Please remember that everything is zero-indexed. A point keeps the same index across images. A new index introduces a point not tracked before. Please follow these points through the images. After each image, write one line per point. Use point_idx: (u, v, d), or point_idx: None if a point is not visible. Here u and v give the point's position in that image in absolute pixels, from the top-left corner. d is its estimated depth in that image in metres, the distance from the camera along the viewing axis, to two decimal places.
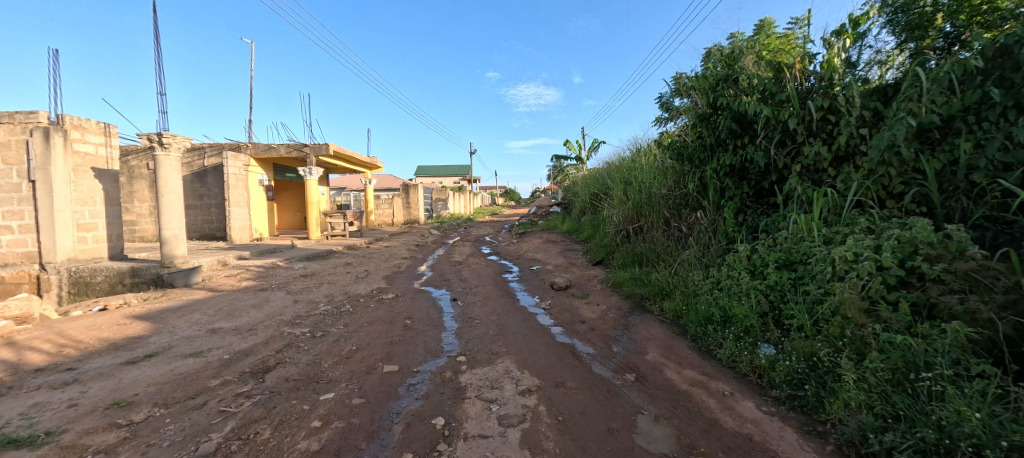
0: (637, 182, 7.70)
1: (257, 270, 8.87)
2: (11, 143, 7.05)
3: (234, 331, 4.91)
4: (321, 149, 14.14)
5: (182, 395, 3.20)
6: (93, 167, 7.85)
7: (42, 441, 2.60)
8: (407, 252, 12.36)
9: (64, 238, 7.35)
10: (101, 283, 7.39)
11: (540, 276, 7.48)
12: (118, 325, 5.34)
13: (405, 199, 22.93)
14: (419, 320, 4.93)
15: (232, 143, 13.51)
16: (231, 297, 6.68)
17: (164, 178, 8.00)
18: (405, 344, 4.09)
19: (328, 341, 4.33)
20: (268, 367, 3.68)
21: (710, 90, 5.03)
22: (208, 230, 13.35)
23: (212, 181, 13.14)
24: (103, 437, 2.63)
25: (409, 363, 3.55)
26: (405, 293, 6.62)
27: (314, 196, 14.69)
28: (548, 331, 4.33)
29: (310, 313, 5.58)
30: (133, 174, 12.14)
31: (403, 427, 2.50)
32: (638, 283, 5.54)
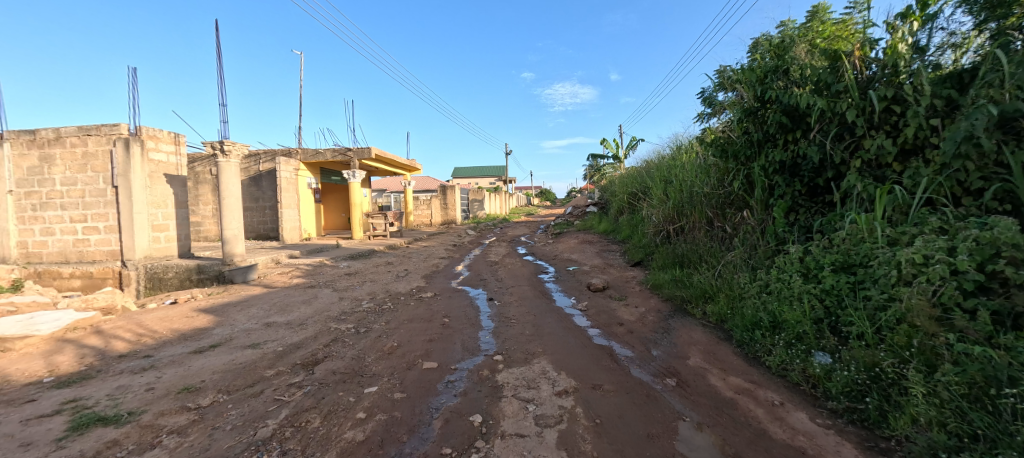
0: (678, 180, 7.45)
1: (306, 268, 9.39)
2: (99, 153, 7.90)
3: (286, 325, 5.23)
4: (364, 152, 14.75)
5: (242, 383, 3.46)
6: (165, 173, 8.62)
7: (126, 420, 2.90)
8: (445, 252, 12.65)
9: (142, 238, 8.12)
10: (172, 279, 8.10)
11: (576, 277, 7.41)
12: (186, 317, 5.84)
13: (443, 200, 23.46)
14: (456, 319, 5.04)
15: (284, 149, 14.38)
16: (283, 293, 7.12)
17: (225, 183, 8.64)
18: (444, 341, 4.19)
19: (371, 337, 4.51)
20: (317, 360, 3.89)
21: (757, 83, 4.78)
22: (263, 230, 14.28)
23: (266, 185, 14.06)
24: (176, 419, 2.90)
25: (447, 361, 3.64)
26: (442, 292, 6.78)
27: (358, 197, 15.35)
28: (585, 333, 4.28)
29: (354, 309, 5.84)
30: (199, 179, 13.24)
31: (442, 422, 2.57)
32: (679, 286, 5.36)
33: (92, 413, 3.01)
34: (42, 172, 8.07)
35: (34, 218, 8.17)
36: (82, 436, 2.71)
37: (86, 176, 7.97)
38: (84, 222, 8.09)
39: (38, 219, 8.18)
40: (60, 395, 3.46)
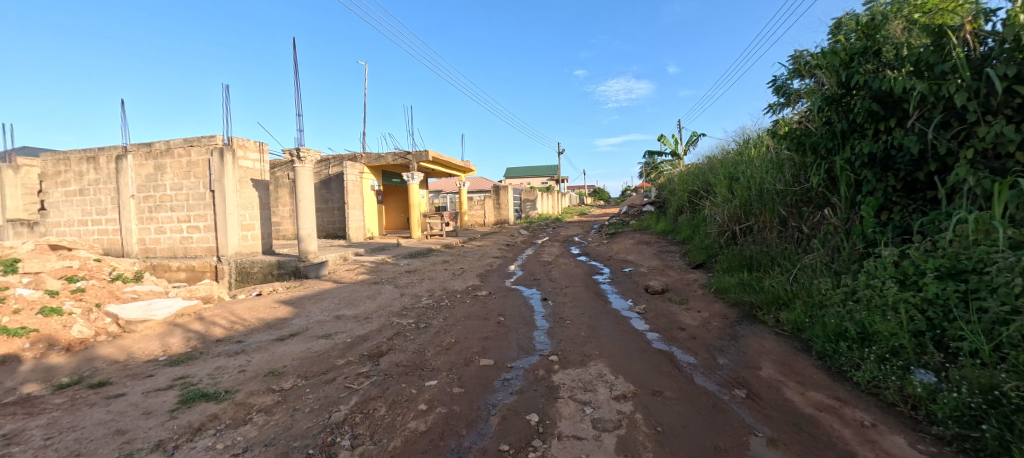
0: (746, 177, 6.96)
1: (370, 266, 9.98)
2: (199, 162, 8.97)
3: (354, 318, 5.61)
4: (422, 155, 15.39)
5: (317, 370, 3.76)
6: (252, 178, 9.58)
7: (223, 397, 3.27)
8: (499, 251, 12.83)
9: (233, 237, 9.09)
10: (257, 273, 8.99)
11: (633, 278, 7.18)
12: (270, 308, 6.47)
13: (496, 200, 23.82)
14: (511, 317, 5.10)
15: (350, 154, 15.40)
16: (351, 288, 7.64)
17: (301, 186, 9.44)
18: (499, 339, 4.26)
19: (430, 332, 4.70)
20: (382, 352, 4.13)
21: (841, 68, 4.33)
22: (332, 230, 15.38)
23: (335, 187, 15.15)
24: (263, 399, 3.22)
25: (503, 358, 3.69)
26: (497, 291, 6.89)
27: (416, 198, 16.04)
28: (644, 337, 4.14)
29: (414, 305, 6.12)
30: (279, 183, 14.57)
31: (499, 419, 2.61)
32: (748, 290, 5.00)
33: (196, 390, 3.44)
34: (156, 179, 9.32)
35: (150, 219, 9.44)
36: (190, 409, 3.10)
37: (189, 182, 9.09)
38: (188, 223, 9.23)
39: (153, 220, 9.44)
40: (171, 372, 3.98)
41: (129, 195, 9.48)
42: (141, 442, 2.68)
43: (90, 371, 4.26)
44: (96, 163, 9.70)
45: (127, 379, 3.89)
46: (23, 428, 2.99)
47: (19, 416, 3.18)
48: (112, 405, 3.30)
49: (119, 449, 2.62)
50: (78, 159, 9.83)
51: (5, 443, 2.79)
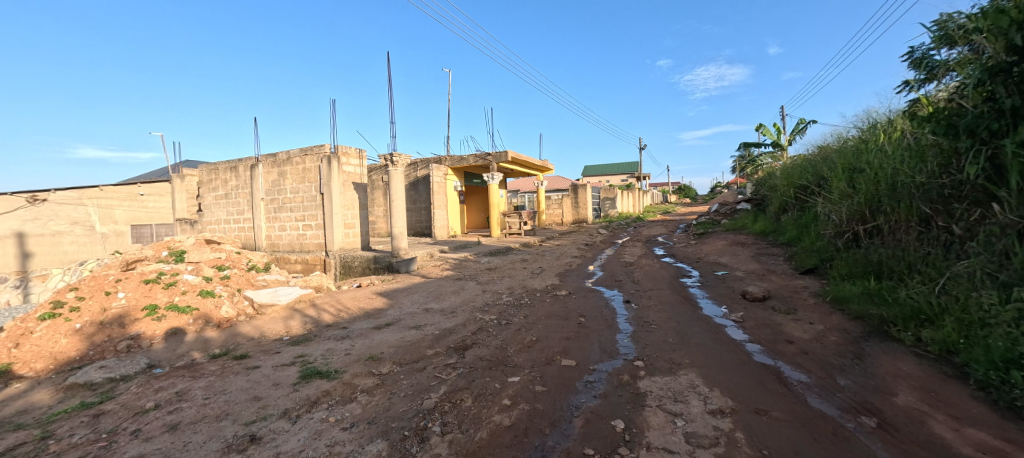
0: (873, 168, 5.99)
1: (454, 262, 10.49)
2: (312, 168, 10.20)
3: (440, 311, 5.95)
4: (502, 156, 15.77)
5: (409, 358, 4.05)
6: (353, 182, 10.64)
7: (333, 376, 3.68)
8: (577, 251, 12.64)
9: (339, 234, 10.18)
10: (358, 267, 9.98)
11: (727, 283, 6.61)
12: (368, 298, 7.14)
13: (574, 199, 23.52)
14: (592, 319, 5.00)
15: (435, 157, 16.34)
16: (437, 283, 8.11)
17: (394, 188, 10.23)
18: (581, 340, 4.20)
19: (512, 329, 4.80)
20: (466, 345, 4.31)
21: (1011, 29, 3.51)
22: (420, 228, 16.44)
23: (422, 189, 16.20)
24: (365, 381, 3.55)
25: (586, 360, 3.63)
26: (576, 291, 6.80)
27: (496, 198, 16.49)
28: (743, 348, 3.77)
29: (495, 302, 6.30)
30: (374, 186, 16.00)
31: (583, 422, 2.58)
32: (877, 301, 4.29)
33: (312, 368, 3.92)
34: (280, 184, 10.80)
35: (275, 218, 10.96)
36: (307, 384, 3.54)
37: (304, 186, 10.39)
38: (304, 221, 10.55)
39: (277, 219, 10.96)
40: (292, 351, 4.59)
41: (260, 197, 11.12)
42: (271, 409, 3.13)
43: (234, 345, 5.08)
44: (236, 172, 11.53)
45: (259, 355, 4.57)
46: (189, 388, 3.67)
47: (186, 378, 3.91)
48: (249, 375, 3.90)
49: (256, 413, 3.09)
50: (223, 168, 11.78)
51: (177, 399, 3.45)
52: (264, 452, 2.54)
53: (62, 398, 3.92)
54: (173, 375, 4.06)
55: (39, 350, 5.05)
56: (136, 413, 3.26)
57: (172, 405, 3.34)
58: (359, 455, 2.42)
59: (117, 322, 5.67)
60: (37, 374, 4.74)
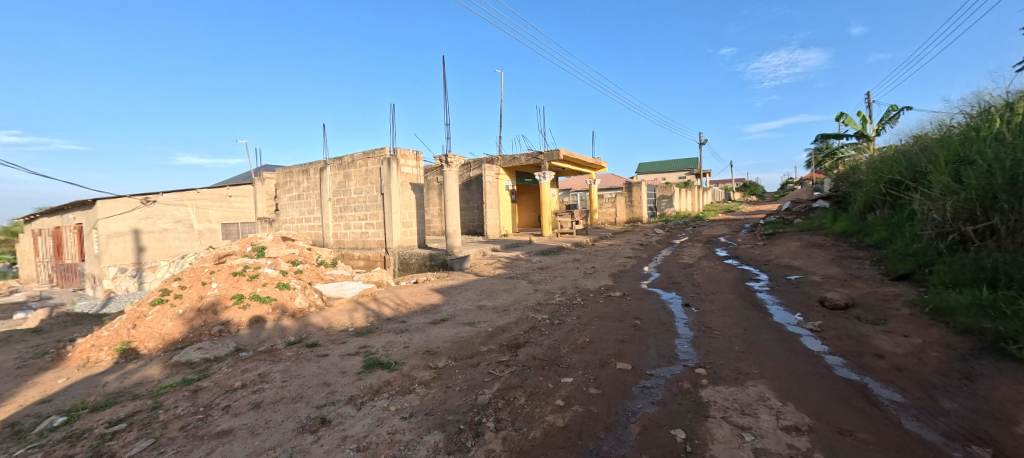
0: (985, 160, 5.20)
1: (506, 261, 10.60)
2: (373, 170, 10.78)
3: (493, 309, 6.03)
4: (553, 155, 15.66)
5: (464, 353, 4.16)
6: (411, 183, 11.09)
7: (393, 368, 3.87)
8: (632, 251, 12.25)
9: (397, 232, 10.66)
10: (415, 264, 10.40)
11: (801, 288, 6.07)
12: (425, 294, 7.41)
13: (628, 198, 22.82)
14: (648, 321, 4.82)
15: (488, 157, 16.60)
16: (490, 281, 8.24)
17: (449, 188, 10.52)
18: (636, 343, 4.06)
19: (564, 329, 4.75)
20: (519, 344, 4.34)
21: None
22: (473, 227, 16.79)
23: (475, 189, 16.53)
24: (422, 373, 3.70)
25: (642, 364, 3.50)
26: (631, 292, 6.60)
27: (547, 197, 16.42)
28: (821, 360, 3.44)
29: (548, 301, 6.27)
30: (430, 186, 16.59)
31: (640, 429, 2.49)
32: (992, 315, 3.71)
33: (374, 358, 4.14)
34: (345, 185, 11.53)
35: (340, 217, 11.73)
36: (370, 374, 3.74)
37: (367, 187, 11.01)
38: (366, 221, 11.19)
39: (342, 218, 11.72)
40: (356, 342, 4.88)
41: (328, 198, 11.95)
42: (339, 395, 3.35)
43: (306, 334, 5.51)
44: (308, 175, 12.48)
45: (327, 344, 4.92)
46: (269, 371, 4.03)
47: (266, 362, 4.30)
48: (319, 362, 4.20)
49: (325, 397, 3.33)
50: (297, 172, 12.80)
51: (259, 380, 3.80)
52: (333, 434, 2.72)
53: (168, 374, 4.48)
54: (256, 358, 4.49)
55: (151, 330, 5.82)
56: (226, 391, 3.64)
57: (255, 385, 3.69)
58: (418, 444, 2.52)
59: (210, 309, 6.38)
60: (149, 352, 5.46)
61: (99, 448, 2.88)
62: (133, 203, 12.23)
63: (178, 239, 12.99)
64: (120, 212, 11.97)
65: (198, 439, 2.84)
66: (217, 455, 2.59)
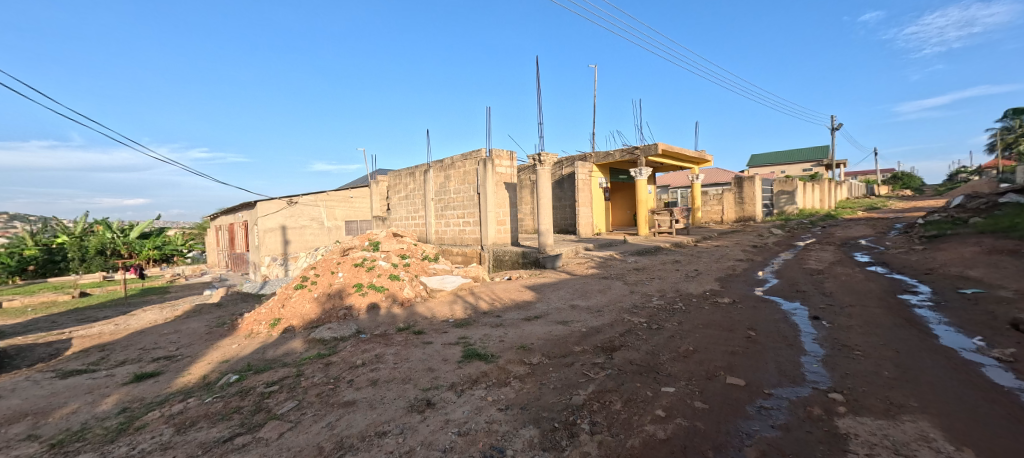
0: None
1: (599, 261, 10.33)
2: (470, 171, 11.33)
3: (587, 309, 5.92)
4: (651, 149, 14.80)
5: (557, 352, 4.15)
6: (505, 182, 11.41)
7: (490, 360, 4.02)
8: (742, 253, 11.02)
9: (492, 230, 11.07)
10: (508, 261, 10.70)
11: (979, 305, 4.86)
12: (519, 291, 7.58)
13: (738, 194, 20.61)
14: (765, 334, 4.27)
15: (581, 154, 16.35)
16: (583, 281, 8.11)
17: (542, 187, 10.58)
18: (750, 357, 3.63)
19: (665, 335, 4.45)
20: (614, 347, 4.19)
21: None
22: (565, 226, 16.69)
23: (567, 187, 16.42)
24: (517, 368, 3.78)
25: (759, 381, 3.12)
26: (742, 300, 5.93)
27: (644, 194, 15.58)
28: (1015, 400, 2.70)
29: (645, 304, 5.95)
30: (523, 185, 16.92)
31: (757, 454, 2.22)
32: None
33: (472, 349, 4.35)
34: (445, 186, 12.34)
35: (441, 216, 12.57)
36: (469, 364, 3.94)
37: (465, 187, 11.63)
38: (464, 219, 11.82)
39: (443, 216, 12.55)
40: (456, 332, 5.18)
41: (430, 197, 12.90)
42: (442, 381, 3.59)
43: (413, 322, 6.03)
44: (414, 177, 13.63)
45: (431, 332, 5.30)
46: (383, 353, 4.49)
47: (380, 345, 4.79)
48: (424, 349, 4.55)
49: (430, 382, 3.59)
50: (405, 174, 14.06)
51: (375, 360, 4.25)
52: (437, 417, 2.93)
53: (306, 348, 5.26)
54: (372, 341, 5.03)
55: (294, 310, 6.89)
56: (349, 367, 4.15)
57: (372, 364, 4.14)
58: (514, 437, 2.58)
59: (337, 294, 7.33)
60: (292, 328, 6.47)
61: (260, 404, 3.50)
62: (280, 204, 14.32)
63: (314, 234, 15.03)
64: (272, 211, 14.12)
65: (329, 406, 3.28)
66: (343, 423, 2.96)
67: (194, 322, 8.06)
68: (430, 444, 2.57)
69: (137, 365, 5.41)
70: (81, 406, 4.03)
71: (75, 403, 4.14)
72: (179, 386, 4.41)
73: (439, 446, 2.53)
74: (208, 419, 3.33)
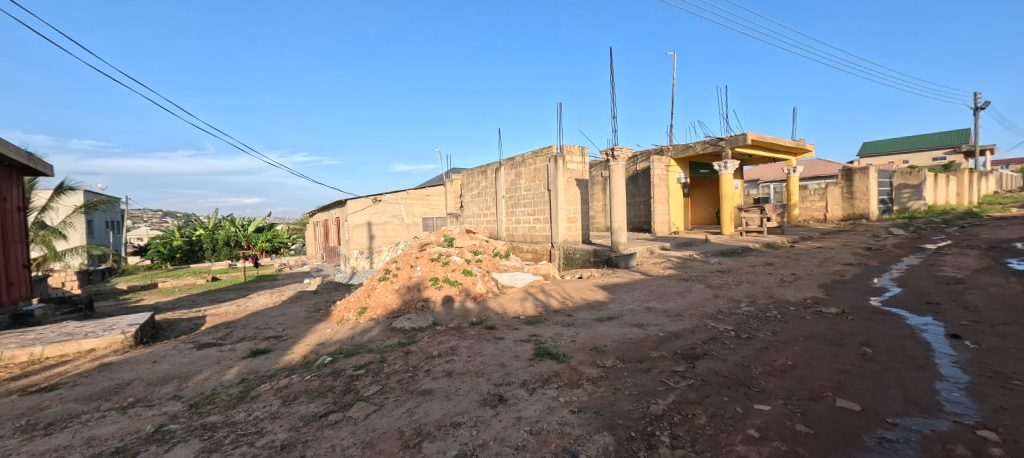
0: None
1: (677, 261, 9.70)
2: (541, 168, 11.31)
3: (665, 312, 5.58)
4: (739, 140, 13.54)
5: (633, 356, 3.96)
6: (576, 178, 11.21)
7: (562, 360, 3.95)
8: (852, 256, 9.64)
9: (563, 227, 10.94)
10: (579, 259, 10.50)
11: None
12: (590, 290, 7.39)
13: (846, 188, 18.09)
14: (885, 352, 3.67)
15: (657, 148, 15.53)
16: (659, 282, 7.68)
17: (615, 183, 10.19)
18: (866, 378, 3.14)
19: (756, 346, 4.03)
20: (697, 355, 3.89)
21: None
22: (640, 224, 15.97)
23: (642, 183, 15.69)
24: (590, 370, 3.66)
25: (878, 408, 2.68)
26: (854, 310, 5.17)
27: (729, 190, 14.32)
28: None
29: (732, 310, 5.45)
30: (595, 181, 16.52)
31: None
32: None
33: (544, 348, 4.32)
34: (516, 183, 12.45)
35: (512, 213, 12.71)
36: (541, 362, 3.91)
37: (535, 184, 11.63)
38: (534, 216, 11.84)
39: (513, 213, 12.69)
40: (528, 329, 5.20)
41: (502, 195, 13.11)
42: (513, 377, 3.60)
43: (485, 317, 6.16)
44: (486, 175, 13.95)
45: (503, 328, 5.37)
46: (458, 346, 4.63)
47: (455, 337, 4.96)
48: (496, 344, 4.62)
49: (502, 377, 3.63)
50: (477, 173, 14.45)
51: (450, 352, 4.41)
52: (509, 413, 2.94)
53: (389, 337, 5.63)
54: (448, 333, 5.23)
55: (378, 299, 7.42)
56: (427, 357, 4.35)
57: (447, 356, 4.30)
58: (588, 442, 2.50)
59: (416, 287, 7.75)
60: (377, 317, 6.97)
61: (349, 385, 3.81)
62: (366, 202, 15.54)
63: (396, 230, 16.09)
64: (360, 209, 15.40)
65: (409, 393, 3.46)
66: (421, 410, 3.10)
67: (296, 307, 9.06)
68: (503, 440, 2.58)
69: (252, 343, 6.20)
70: (211, 374, 4.72)
71: (207, 371, 4.85)
72: (285, 363, 4.97)
73: (511, 443, 2.53)
74: (308, 395, 3.70)
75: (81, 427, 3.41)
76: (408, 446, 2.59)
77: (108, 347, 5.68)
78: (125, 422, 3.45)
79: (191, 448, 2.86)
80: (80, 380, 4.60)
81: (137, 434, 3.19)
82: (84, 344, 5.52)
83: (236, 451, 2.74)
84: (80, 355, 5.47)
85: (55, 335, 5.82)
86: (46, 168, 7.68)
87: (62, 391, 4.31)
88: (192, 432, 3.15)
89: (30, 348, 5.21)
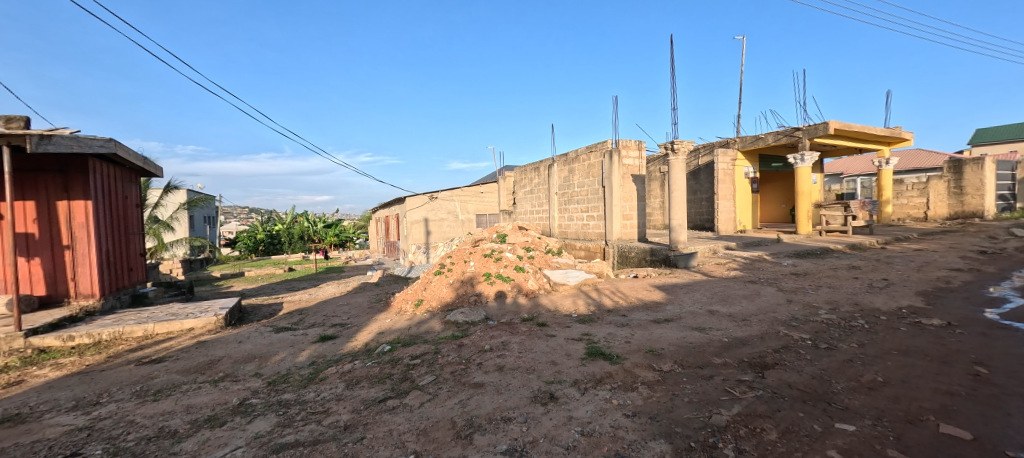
0: None
1: (743, 262, 9.04)
2: (596, 164, 11.03)
3: (730, 316, 5.20)
4: (818, 129, 12.25)
5: (693, 361, 3.73)
6: (632, 174, 10.74)
7: (616, 361, 3.81)
8: (961, 260, 8.36)
9: (617, 225, 10.60)
10: (635, 257, 10.12)
11: None
12: (646, 290, 7.11)
13: (954, 183, 15.77)
14: (1006, 373, 3.13)
15: (723, 140, 14.52)
16: (723, 284, 7.16)
17: (675, 178, 9.62)
18: (980, 403, 2.69)
19: (838, 358, 3.62)
20: (766, 364, 3.57)
21: None
22: (701, 222, 15.12)
23: (704, 178, 14.84)
24: (646, 373, 3.50)
25: (996, 438, 2.29)
26: (963, 323, 4.47)
27: (807, 185, 12.91)
28: None
29: (808, 318, 4.96)
30: (653, 177, 15.88)
31: None
32: None
33: (596, 348, 4.20)
34: (570, 179, 12.26)
35: (565, 210, 12.56)
36: (593, 362, 3.80)
37: (590, 180, 11.35)
38: (589, 213, 11.55)
39: (566, 210, 12.53)
40: (579, 328, 5.09)
41: (555, 191, 12.98)
42: (565, 376, 3.53)
43: (537, 313, 6.14)
44: (539, 171, 13.88)
45: (554, 326, 5.30)
46: (509, 341, 4.64)
47: (507, 333, 4.97)
48: (547, 341, 4.57)
49: (554, 375, 3.56)
50: (530, 170, 14.48)
51: (502, 347, 4.42)
52: (560, 412, 2.88)
53: (443, 329, 5.81)
54: (500, 328, 5.26)
55: (434, 293, 7.65)
56: (478, 350, 4.41)
57: (499, 351, 4.33)
58: (642, 448, 2.38)
59: (469, 281, 7.91)
60: (432, 309, 7.18)
61: (406, 373, 3.96)
62: (423, 199, 15.95)
63: (451, 226, 16.35)
64: (417, 205, 15.86)
65: (461, 384, 3.52)
66: (472, 402, 3.13)
67: (360, 298, 9.63)
68: (553, 438, 2.53)
69: (321, 329, 6.68)
70: (286, 356, 5.13)
71: (282, 352, 5.29)
72: (349, 349, 5.28)
73: (562, 443, 2.48)
74: (369, 380, 3.90)
75: (181, 396, 3.86)
76: (460, 436, 2.63)
77: (203, 327, 6.39)
78: (216, 394, 3.85)
79: (267, 422, 3.12)
80: (181, 354, 5.21)
81: (225, 405, 3.55)
82: (185, 323, 6.25)
83: (306, 427, 2.95)
84: (182, 332, 6.19)
85: (163, 315, 6.65)
86: (158, 169, 8.77)
87: (168, 363, 4.91)
88: (269, 407, 3.43)
89: (144, 324, 5.98)
